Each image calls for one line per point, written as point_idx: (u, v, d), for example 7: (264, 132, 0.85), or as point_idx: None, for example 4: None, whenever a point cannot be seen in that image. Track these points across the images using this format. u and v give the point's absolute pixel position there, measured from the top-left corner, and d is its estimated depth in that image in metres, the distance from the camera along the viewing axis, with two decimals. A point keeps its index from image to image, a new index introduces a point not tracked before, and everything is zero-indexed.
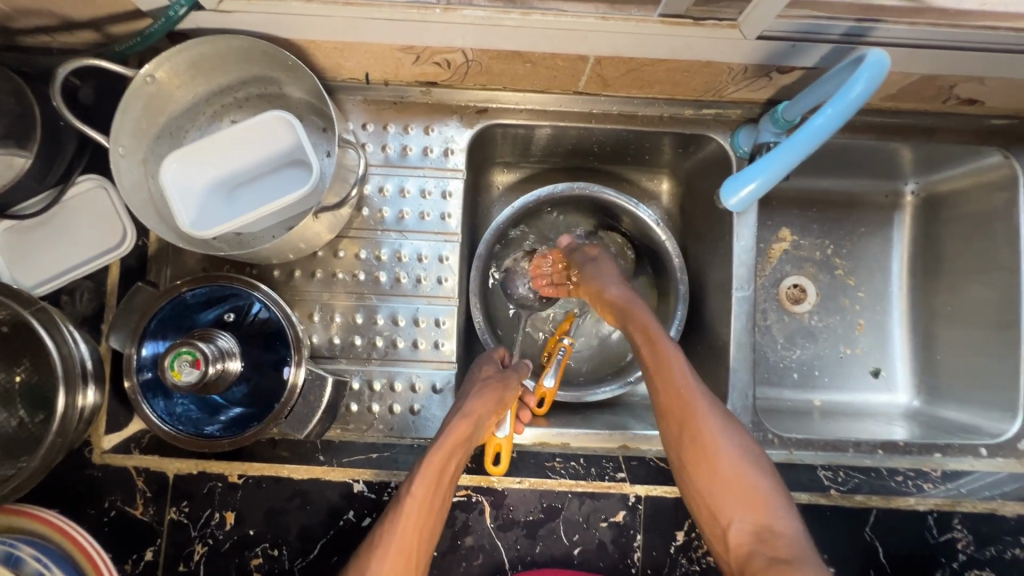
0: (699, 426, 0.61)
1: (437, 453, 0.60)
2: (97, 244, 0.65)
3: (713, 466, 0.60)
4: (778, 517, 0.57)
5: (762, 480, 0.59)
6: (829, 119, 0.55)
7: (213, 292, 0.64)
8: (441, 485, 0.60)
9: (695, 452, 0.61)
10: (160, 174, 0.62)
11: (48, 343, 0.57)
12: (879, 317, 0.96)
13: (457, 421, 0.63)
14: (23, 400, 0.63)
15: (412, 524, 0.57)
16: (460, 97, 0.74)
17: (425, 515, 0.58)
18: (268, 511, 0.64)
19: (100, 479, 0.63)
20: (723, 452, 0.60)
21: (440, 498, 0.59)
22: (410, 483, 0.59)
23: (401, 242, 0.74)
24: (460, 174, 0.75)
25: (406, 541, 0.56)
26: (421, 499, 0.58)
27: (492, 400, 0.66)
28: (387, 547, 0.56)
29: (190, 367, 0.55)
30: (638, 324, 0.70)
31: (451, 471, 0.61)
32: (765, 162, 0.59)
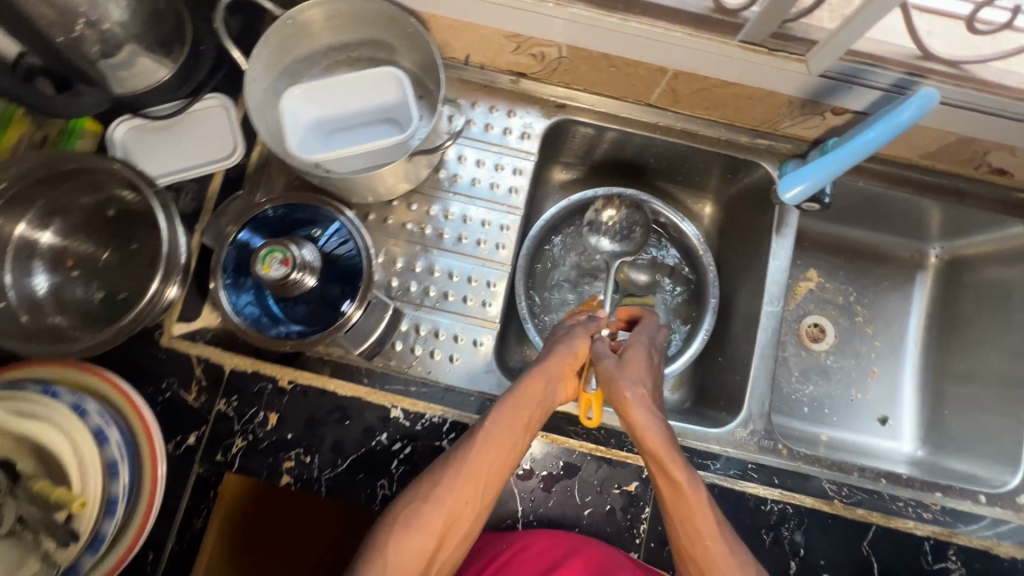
0: (704, 523, 0.58)
1: (512, 402, 0.64)
2: (212, 152, 0.72)
3: (705, 546, 0.58)
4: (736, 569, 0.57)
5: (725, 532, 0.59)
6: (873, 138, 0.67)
7: (303, 211, 0.70)
8: (521, 426, 0.64)
9: (688, 533, 0.58)
10: (281, 101, 0.71)
11: (162, 224, 0.64)
12: (892, 366, 1.00)
13: (536, 372, 0.67)
14: (109, 277, 0.68)
15: (487, 459, 0.61)
16: (544, 91, 0.83)
17: (500, 456, 0.62)
18: (308, 419, 0.68)
19: (163, 362, 0.68)
20: (708, 531, 0.58)
21: (516, 438, 0.63)
22: (489, 417, 0.63)
23: (468, 206, 0.81)
24: (531, 157, 0.83)
25: (480, 470, 0.61)
26: (498, 441, 0.62)
27: (566, 357, 0.68)
28: (458, 473, 0.60)
29: (279, 264, 0.62)
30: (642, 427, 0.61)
31: (528, 416, 0.64)
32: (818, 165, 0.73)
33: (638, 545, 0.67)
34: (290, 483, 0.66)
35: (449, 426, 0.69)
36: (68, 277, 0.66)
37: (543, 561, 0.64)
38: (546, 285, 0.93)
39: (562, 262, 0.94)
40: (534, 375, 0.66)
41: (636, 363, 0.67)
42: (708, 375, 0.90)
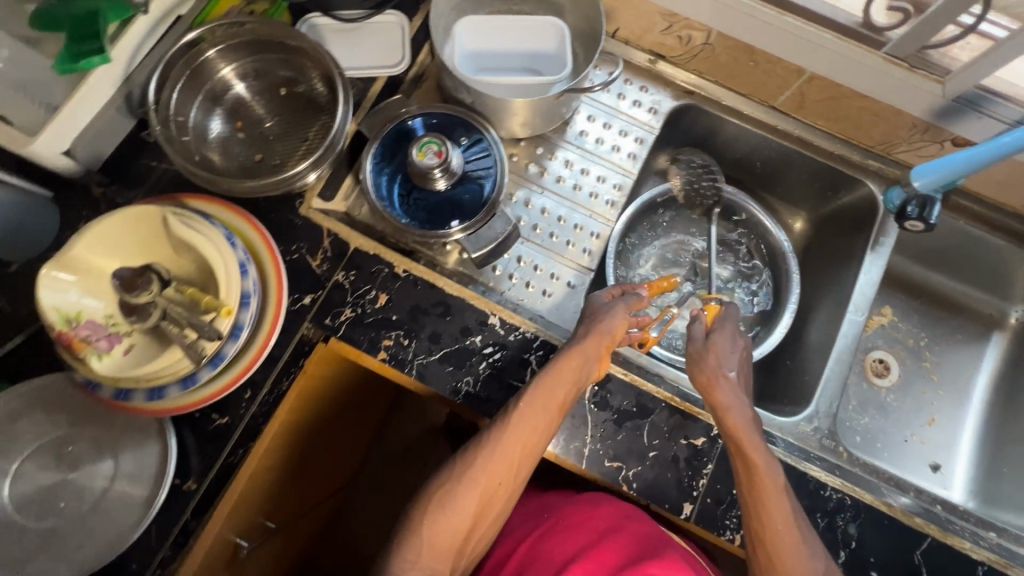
0: (770, 511, 0.62)
1: (545, 387, 0.66)
2: (383, 58, 0.80)
3: (768, 536, 0.62)
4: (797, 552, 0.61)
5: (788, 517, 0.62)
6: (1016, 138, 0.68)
7: (451, 121, 0.78)
8: (554, 408, 0.67)
9: (757, 519, 0.63)
10: (454, 26, 0.79)
11: (342, 103, 0.71)
12: (952, 417, 1.00)
13: (574, 353, 0.68)
14: (266, 143, 0.74)
15: (518, 444, 0.66)
16: (678, 75, 0.90)
17: (529, 441, 0.66)
18: (413, 307, 0.73)
19: (297, 227, 0.75)
20: (776, 520, 0.62)
21: (548, 424, 0.67)
22: (522, 398, 0.66)
23: (588, 162, 0.87)
24: (653, 131, 0.89)
25: (513, 454, 0.66)
26: (527, 427, 0.66)
27: (605, 335, 0.69)
28: (490, 458, 0.65)
29: (432, 154, 0.71)
30: (729, 407, 0.65)
31: (562, 398, 0.67)
32: (955, 156, 0.74)
33: (694, 496, 0.69)
34: (385, 360, 0.71)
35: (538, 343, 0.73)
36: (234, 135, 0.74)
37: (587, 531, 0.71)
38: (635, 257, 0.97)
39: (654, 241, 0.99)
40: (563, 362, 0.67)
41: (726, 349, 0.70)
42: (774, 375, 0.92)
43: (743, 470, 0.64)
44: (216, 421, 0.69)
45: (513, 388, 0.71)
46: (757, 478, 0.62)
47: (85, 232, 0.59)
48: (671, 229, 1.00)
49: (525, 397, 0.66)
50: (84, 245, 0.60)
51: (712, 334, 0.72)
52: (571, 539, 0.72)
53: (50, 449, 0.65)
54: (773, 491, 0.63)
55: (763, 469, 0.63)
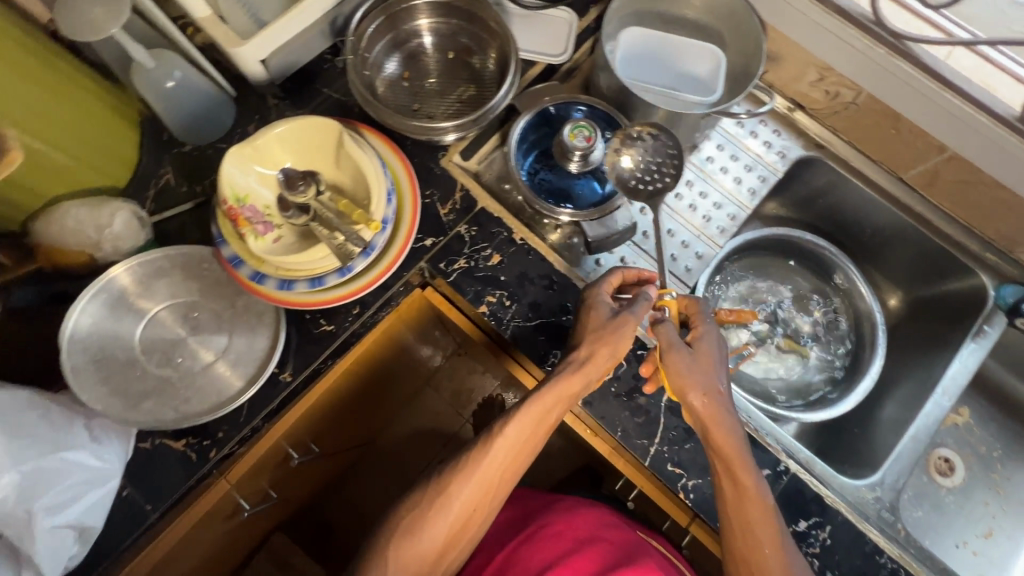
0: (756, 548, 0.62)
1: (532, 411, 0.69)
2: (547, 45, 0.85)
3: (752, 573, 0.63)
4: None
5: (779, 555, 0.62)
6: None
7: (597, 114, 0.82)
8: (539, 430, 0.70)
9: (743, 556, 0.63)
10: (620, 33, 0.84)
11: (510, 77, 0.76)
12: (1012, 537, 0.95)
13: (570, 377, 0.68)
14: (427, 96, 0.81)
15: (498, 469, 0.70)
16: (812, 128, 0.92)
17: (509, 465, 0.70)
18: (522, 273, 0.77)
19: (435, 177, 0.80)
20: (761, 559, 0.62)
21: (529, 448, 0.71)
22: (508, 424, 0.69)
23: (708, 187, 0.90)
24: (777, 174, 0.92)
25: (492, 478, 0.70)
26: (508, 452, 0.69)
27: (608, 359, 0.68)
28: (471, 478, 0.69)
29: (581, 137, 0.75)
30: (717, 422, 0.64)
31: (551, 420, 0.70)
32: None
33: None
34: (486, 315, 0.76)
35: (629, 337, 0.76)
36: (399, 82, 0.81)
37: (564, 538, 0.80)
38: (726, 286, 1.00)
39: (745, 279, 1.01)
40: (553, 390, 0.68)
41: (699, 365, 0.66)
42: (838, 440, 0.91)
43: (728, 498, 0.64)
44: (323, 327, 0.74)
45: None
46: (743, 495, 0.63)
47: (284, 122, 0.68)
48: (762, 271, 1.02)
49: (510, 421, 0.69)
50: (280, 133, 0.68)
51: (698, 344, 0.68)
52: (548, 548, 0.79)
53: (179, 312, 0.72)
54: (761, 527, 0.63)
55: (747, 504, 0.63)
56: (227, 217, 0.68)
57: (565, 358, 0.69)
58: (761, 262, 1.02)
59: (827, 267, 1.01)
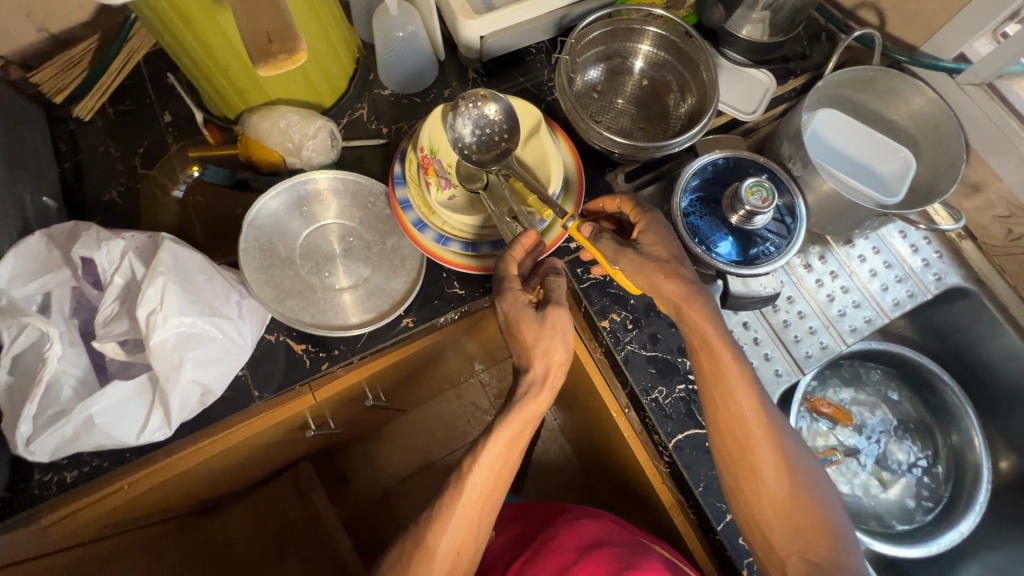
0: (757, 453, 0.65)
1: (498, 438, 0.68)
2: (741, 101, 0.87)
3: (759, 480, 0.65)
4: (786, 481, 0.65)
5: (770, 447, 0.65)
6: None
7: (775, 179, 0.81)
8: (509, 461, 0.70)
9: (746, 467, 0.65)
10: (817, 111, 0.85)
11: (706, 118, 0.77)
12: None
13: (519, 412, 0.68)
14: (613, 113, 0.85)
15: (473, 503, 0.69)
16: (974, 262, 0.89)
17: (483, 501, 0.70)
18: (651, 304, 0.78)
19: (596, 189, 0.84)
20: (763, 465, 0.65)
21: (503, 480, 0.71)
22: (473, 463, 0.68)
23: (850, 283, 0.88)
24: (928, 294, 0.89)
25: (474, 510, 0.69)
26: (483, 486, 0.69)
27: (556, 372, 0.67)
28: (453, 507, 0.68)
29: (757, 196, 0.76)
30: (702, 326, 0.66)
31: (522, 442, 0.70)
32: None
33: None
34: (606, 331, 0.77)
35: None
36: (592, 92, 0.85)
37: (568, 551, 0.79)
38: (834, 383, 0.97)
39: (855, 385, 0.98)
40: (519, 413, 0.68)
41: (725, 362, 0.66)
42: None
43: (722, 414, 0.67)
44: (455, 288, 0.77)
45: (694, 422, 0.74)
46: (746, 426, 0.65)
47: (497, 101, 0.74)
48: (874, 384, 0.98)
49: (477, 448, 0.68)
50: (490, 108, 0.74)
51: (644, 239, 0.69)
52: (552, 560, 0.78)
53: (338, 232, 0.78)
54: (759, 436, 0.65)
55: (748, 420, 0.65)
56: (416, 164, 0.75)
57: (522, 380, 0.69)
58: (869, 374, 0.98)
59: (941, 398, 0.94)
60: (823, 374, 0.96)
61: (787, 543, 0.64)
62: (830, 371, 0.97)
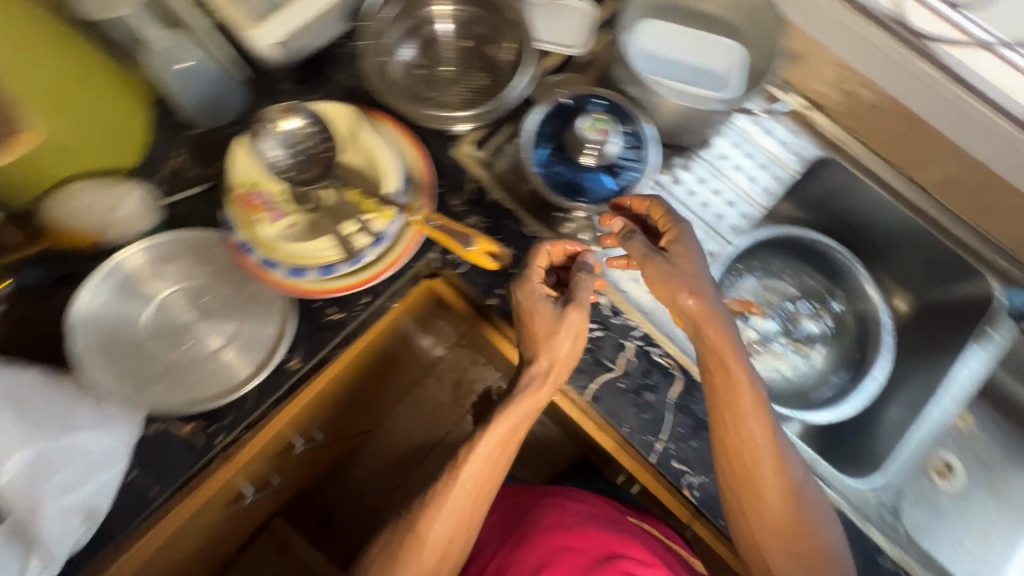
0: (756, 458, 0.66)
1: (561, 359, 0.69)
2: (561, 35, 0.83)
3: (756, 485, 0.66)
4: (809, 532, 0.66)
5: (809, 517, 0.67)
6: None
7: (613, 107, 0.80)
8: (505, 451, 0.71)
9: (742, 463, 0.66)
10: (636, 27, 0.84)
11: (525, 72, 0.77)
12: (1010, 537, 0.96)
13: (527, 396, 0.69)
14: (441, 85, 0.81)
15: (464, 492, 0.69)
16: (827, 130, 0.92)
17: (480, 488, 0.70)
18: (534, 267, 0.77)
19: (448, 167, 0.80)
20: (773, 480, 0.66)
21: (500, 467, 0.71)
22: (473, 451, 0.69)
23: (721, 184, 0.90)
24: (791, 173, 0.92)
25: (468, 498, 0.69)
26: (479, 472, 0.70)
27: (566, 360, 0.69)
28: (459, 481, 0.69)
29: (598, 130, 0.77)
30: (722, 346, 0.67)
31: (519, 431, 0.71)
32: None
33: None
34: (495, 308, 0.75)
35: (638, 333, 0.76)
36: (413, 69, 0.80)
37: (561, 531, 0.80)
38: (745, 276, 0.98)
39: (761, 275, 1.00)
40: (519, 406, 0.69)
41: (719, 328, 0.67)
42: (842, 438, 0.92)
43: (731, 439, 0.66)
44: (332, 314, 0.73)
45: (604, 368, 0.74)
46: (748, 441, 0.66)
47: (299, 112, 0.71)
48: (778, 270, 1.01)
49: (523, 398, 0.69)
50: (296, 122, 0.71)
51: (674, 248, 0.70)
52: (547, 541, 0.79)
53: (188, 296, 0.72)
54: (793, 485, 0.67)
55: (759, 431, 0.66)
56: (240, 203, 0.69)
57: (527, 372, 0.70)
58: (771, 262, 1.01)
59: (837, 264, 0.99)
60: (732, 271, 0.97)
61: (771, 540, 0.66)
62: (738, 268, 0.98)
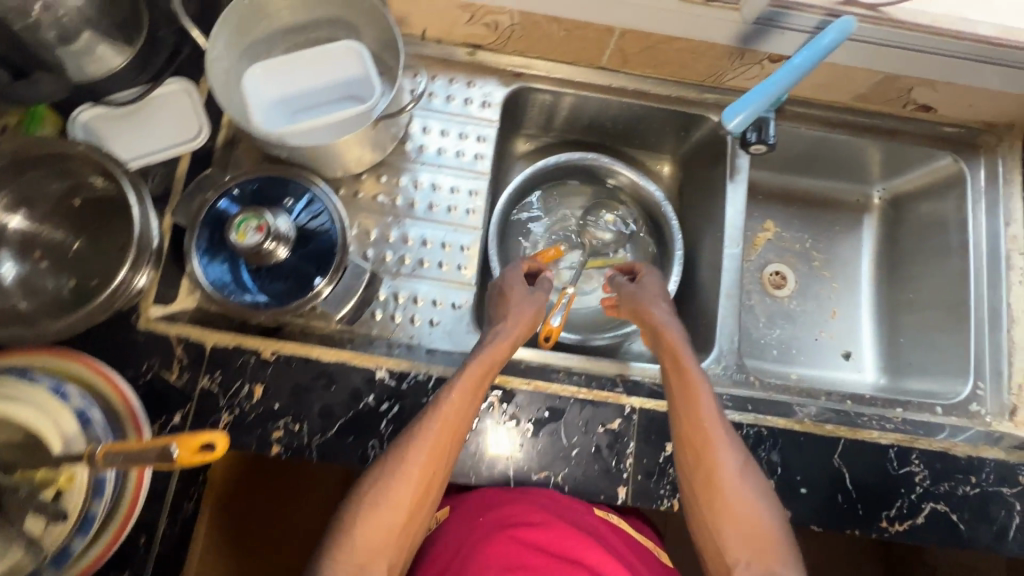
0: (713, 446, 0.65)
1: (513, 326, 0.75)
2: (176, 132, 0.72)
3: (714, 480, 0.64)
4: (772, 527, 0.62)
5: (761, 498, 0.64)
6: (805, 62, 0.70)
7: (277, 183, 0.72)
8: (472, 404, 0.66)
9: (697, 449, 0.66)
10: (243, 80, 0.72)
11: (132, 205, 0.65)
12: (850, 306, 1.06)
13: (500, 343, 0.71)
14: (77, 266, 0.68)
15: (424, 454, 0.62)
16: (501, 61, 0.86)
17: (446, 443, 0.64)
18: (294, 387, 0.68)
19: (142, 344, 0.68)
20: (733, 474, 0.64)
21: (467, 422, 0.66)
22: (451, 386, 0.66)
23: (437, 175, 0.83)
24: (495, 125, 0.85)
25: (433, 453, 0.63)
26: (447, 420, 0.64)
27: (535, 317, 0.77)
28: (422, 439, 0.63)
29: (254, 231, 0.63)
30: (671, 334, 0.75)
31: (487, 383, 0.68)
32: (762, 88, 0.73)
33: (626, 479, 0.70)
34: (281, 452, 0.67)
35: (431, 382, 0.70)
36: (36, 267, 0.67)
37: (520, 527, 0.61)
38: (525, 233, 1.00)
39: (539, 221, 1.00)
40: (493, 349, 0.70)
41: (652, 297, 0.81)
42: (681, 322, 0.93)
43: (689, 410, 0.67)
44: None
45: None
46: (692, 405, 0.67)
47: None
48: (551, 205, 1.01)
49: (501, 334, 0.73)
50: None
51: (644, 278, 0.85)
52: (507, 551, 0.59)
53: None
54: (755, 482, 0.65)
55: (714, 414, 0.67)
56: None
57: (494, 329, 0.74)
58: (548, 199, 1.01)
59: (601, 170, 0.98)
60: (512, 236, 0.99)
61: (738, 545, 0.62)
62: (513, 230, 0.99)
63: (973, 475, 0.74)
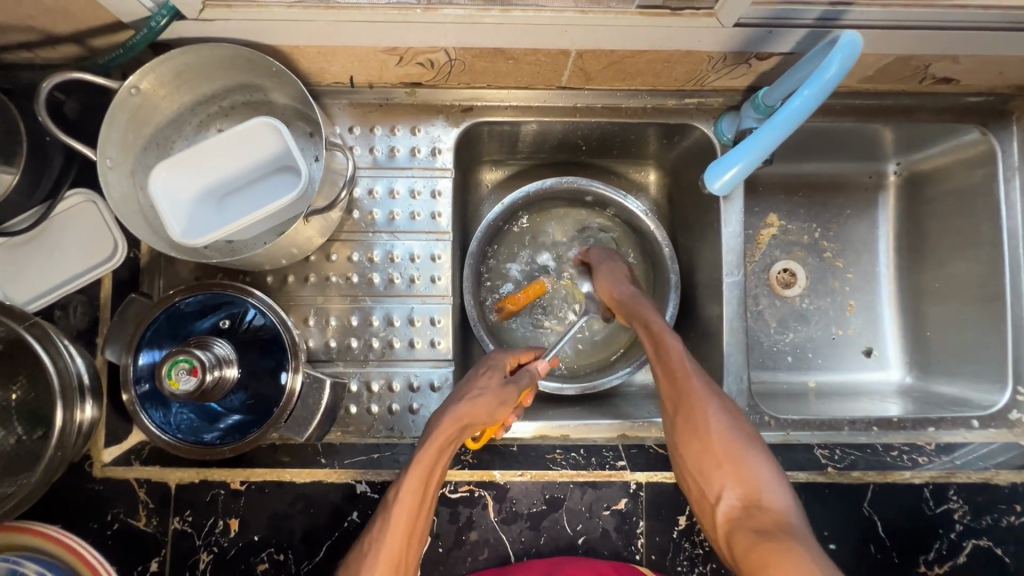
0: (694, 408, 0.60)
1: (460, 415, 0.60)
2: (91, 258, 0.66)
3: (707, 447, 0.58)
4: (769, 494, 0.55)
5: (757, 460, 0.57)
6: (806, 100, 0.54)
7: (208, 300, 0.64)
8: (427, 497, 0.58)
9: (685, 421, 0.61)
10: (150, 186, 0.61)
11: (44, 357, 0.57)
12: (869, 297, 0.95)
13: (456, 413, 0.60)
14: (16, 416, 0.60)
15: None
16: (445, 97, 0.75)
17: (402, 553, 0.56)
18: (272, 515, 0.63)
19: (102, 493, 0.63)
20: (729, 437, 0.59)
21: (422, 521, 0.57)
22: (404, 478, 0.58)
23: (393, 243, 0.75)
24: (449, 173, 0.76)
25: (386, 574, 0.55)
26: (397, 529, 0.56)
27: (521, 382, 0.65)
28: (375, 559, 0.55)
29: (188, 375, 0.54)
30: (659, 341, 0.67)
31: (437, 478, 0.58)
32: (750, 141, 0.59)
33: (639, 560, 0.65)
34: None
35: None
36: None
37: None
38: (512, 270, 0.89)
39: (517, 253, 0.90)
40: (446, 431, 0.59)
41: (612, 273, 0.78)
42: None
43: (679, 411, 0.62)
44: None
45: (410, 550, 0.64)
46: (681, 397, 0.62)
47: None
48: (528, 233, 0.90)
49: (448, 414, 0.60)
50: None
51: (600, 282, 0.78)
52: None
53: None
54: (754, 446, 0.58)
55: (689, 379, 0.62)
56: None
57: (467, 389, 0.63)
58: (522, 230, 0.90)
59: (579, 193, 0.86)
60: (489, 273, 0.88)
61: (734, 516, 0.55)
62: (491, 265, 0.88)
63: (1017, 503, 0.69)
